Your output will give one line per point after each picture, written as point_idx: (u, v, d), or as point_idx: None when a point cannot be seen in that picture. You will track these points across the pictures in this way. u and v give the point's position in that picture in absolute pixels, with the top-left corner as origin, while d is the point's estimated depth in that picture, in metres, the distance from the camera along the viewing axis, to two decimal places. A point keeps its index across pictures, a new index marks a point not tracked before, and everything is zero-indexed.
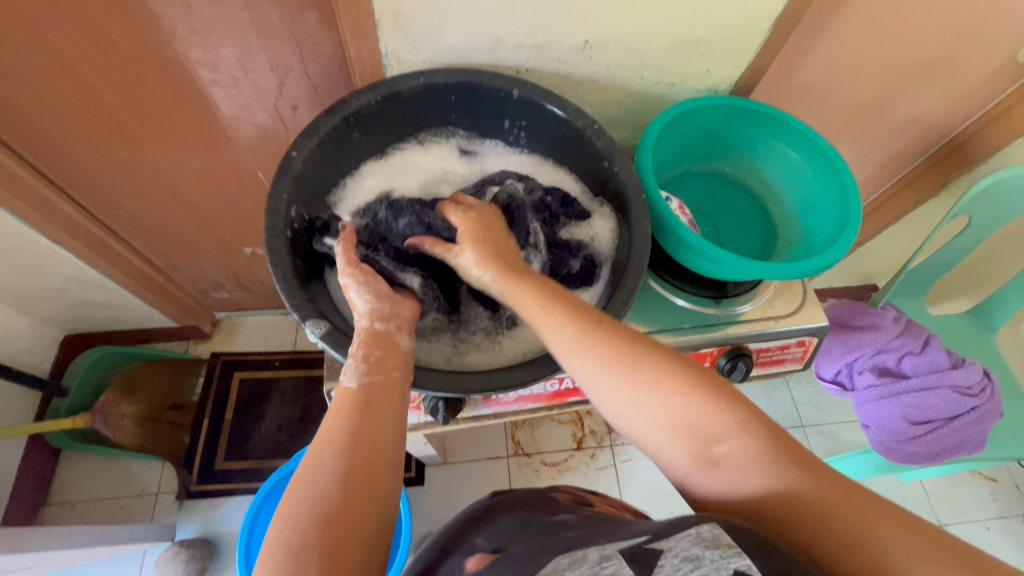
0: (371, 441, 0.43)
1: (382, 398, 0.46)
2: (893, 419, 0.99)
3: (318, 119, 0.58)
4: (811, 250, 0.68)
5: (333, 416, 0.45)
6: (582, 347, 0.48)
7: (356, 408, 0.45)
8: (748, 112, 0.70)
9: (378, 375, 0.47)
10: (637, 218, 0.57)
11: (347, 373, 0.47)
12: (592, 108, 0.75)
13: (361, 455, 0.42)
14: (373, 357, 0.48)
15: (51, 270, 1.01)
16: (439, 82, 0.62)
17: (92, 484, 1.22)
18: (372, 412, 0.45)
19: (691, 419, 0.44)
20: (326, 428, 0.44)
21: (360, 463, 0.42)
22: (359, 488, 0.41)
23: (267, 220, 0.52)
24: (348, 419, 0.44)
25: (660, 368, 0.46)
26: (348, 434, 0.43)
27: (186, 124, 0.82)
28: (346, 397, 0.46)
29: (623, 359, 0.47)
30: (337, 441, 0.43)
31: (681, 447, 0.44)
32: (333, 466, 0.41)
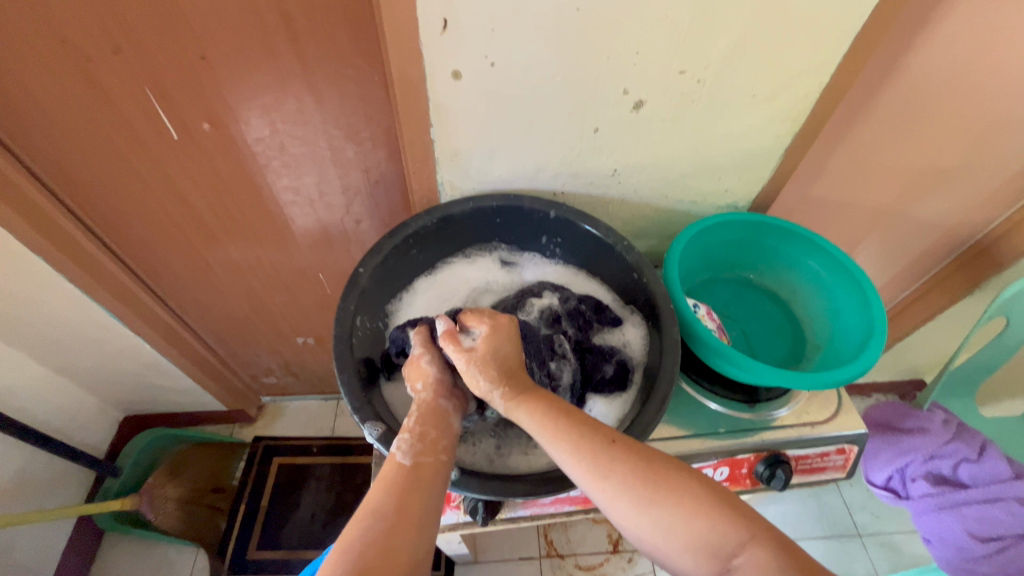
0: (410, 515, 0.48)
1: (426, 476, 0.51)
2: (956, 534, 0.93)
3: (382, 239, 0.68)
4: (839, 357, 0.70)
5: (379, 487, 0.50)
6: (601, 476, 0.51)
7: (401, 483, 0.50)
8: (768, 227, 0.77)
9: (428, 455, 0.53)
10: (666, 326, 0.62)
11: (400, 448, 0.53)
12: (622, 222, 0.83)
13: (400, 525, 0.46)
14: (424, 435, 0.55)
15: (128, 357, 1.12)
16: (486, 206, 0.72)
17: (128, 569, 1.23)
18: (419, 486, 0.50)
19: (709, 537, 0.48)
20: (372, 500, 0.49)
21: (399, 536, 0.46)
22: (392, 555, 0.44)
23: (337, 329, 0.59)
24: (394, 495, 0.49)
25: (678, 492, 0.50)
26: (391, 506, 0.48)
27: (264, 234, 0.94)
28: (394, 471, 0.51)
29: (639, 485, 0.50)
30: (380, 510, 0.47)
31: (702, 562, 0.48)
32: (374, 533, 0.45)
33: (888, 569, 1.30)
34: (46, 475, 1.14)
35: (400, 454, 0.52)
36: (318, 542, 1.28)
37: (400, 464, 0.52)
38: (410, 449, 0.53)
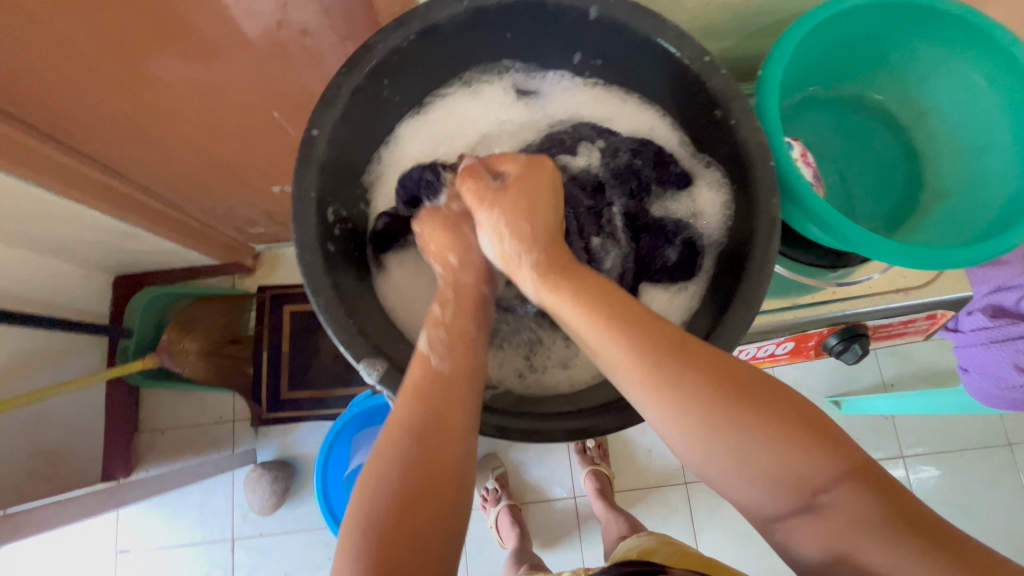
0: (449, 422, 0.42)
1: (462, 378, 0.44)
2: (1000, 366, 0.87)
3: (336, 77, 0.44)
4: (972, 212, 0.53)
5: (405, 392, 0.43)
6: (654, 386, 0.40)
7: (433, 387, 0.43)
8: (925, 12, 0.50)
9: (461, 355, 0.46)
10: (763, 196, 0.43)
11: (431, 349, 0.45)
12: (687, 16, 0.56)
13: (439, 441, 0.41)
14: (453, 330, 0.47)
15: (82, 226, 0.95)
16: (487, 5, 0.46)
17: (173, 414, 1.30)
18: (451, 399, 0.43)
19: (797, 470, 0.37)
20: (404, 408, 0.42)
21: (439, 448, 0.41)
22: (433, 470, 0.40)
23: (297, 231, 0.42)
24: (426, 404, 0.42)
25: (760, 428, 0.38)
26: (426, 419, 0.42)
27: (179, 64, 0.67)
28: (421, 373, 0.44)
29: (706, 415, 0.39)
30: (414, 425, 0.42)
31: (777, 497, 0.38)
32: (412, 452, 0.41)
33: (893, 375, 1.30)
34: (53, 348, 1.10)
35: (428, 354, 0.45)
36: (346, 382, 1.31)
37: (429, 365, 0.44)
38: (438, 347, 0.45)
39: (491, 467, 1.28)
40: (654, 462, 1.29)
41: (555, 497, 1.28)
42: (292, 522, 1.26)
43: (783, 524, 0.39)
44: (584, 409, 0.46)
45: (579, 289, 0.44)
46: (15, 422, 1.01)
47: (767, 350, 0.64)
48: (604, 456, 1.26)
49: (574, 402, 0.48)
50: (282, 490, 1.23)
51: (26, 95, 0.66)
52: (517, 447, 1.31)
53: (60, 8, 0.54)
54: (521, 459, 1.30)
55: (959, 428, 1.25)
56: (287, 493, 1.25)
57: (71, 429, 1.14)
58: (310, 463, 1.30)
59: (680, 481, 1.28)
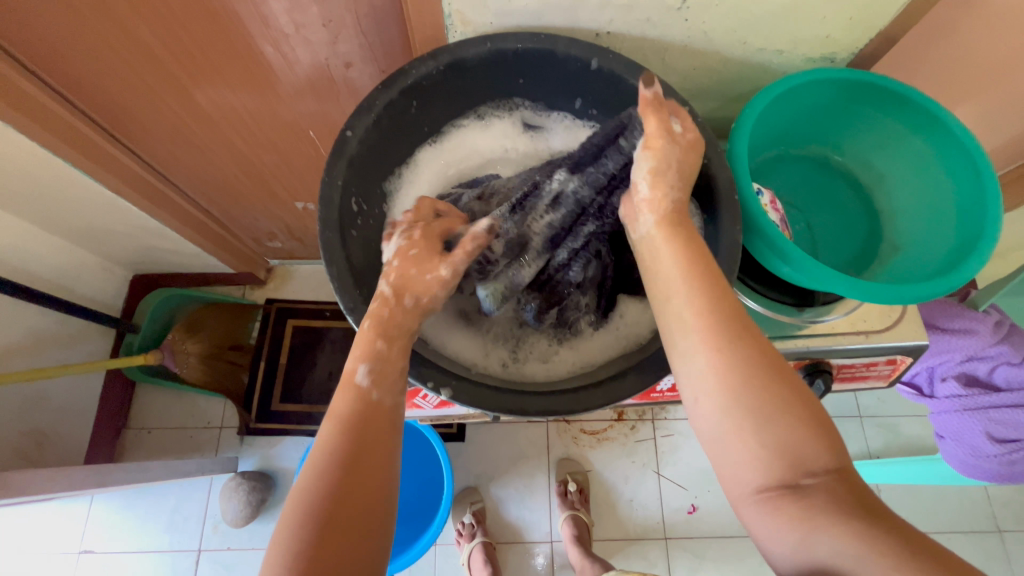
0: (363, 461, 0.43)
1: (383, 416, 0.45)
2: (972, 434, 0.89)
3: (374, 92, 0.53)
4: (921, 266, 0.59)
5: (332, 423, 0.45)
6: (712, 349, 0.44)
7: (359, 417, 0.45)
8: (872, 91, 0.59)
9: (390, 391, 0.46)
10: (727, 223, 0.50)
11: (355, 375, 0.46)
12: (679, 76, 0.65)
13: (358, 479, 0.42)
14: (383, 361, 0.47)
15: (117, 218, 1.02)
16: (507, 49, 0.55)
17: (163, 413, 1.31)
18: (372, 431, 0.45)
19: (793, 449, 0.40)
20: (327, 446, 0.43)
21: (357, 496, 0.42)
22: (345, 513, 0.41)
23: (322, 211, 0.50)
24: (349, 442, 0.44)
25: (782, 405, 0.42)
26: (345, 458, 0.43)
27: (236, 80, 0.76)
28: (348, 405, 0.45)
29: (742, 380, 0.42)
30: (334, 464, 0.43)
31: (763, 467, 0.41)
32: (328, 497, 0.41)
33: (881, 448, 1.30)
34: (63, 332, 1.14)
35: (359, 389, 0.46)
36: None
37: (356, 397, 0.45)
38: (373, 376, 0.46)
39: (469, 501, 1.26)
40: (635, 513, 1.27)
41: (532, 540, 1.26)
42: (262, 537, 1.24)
43: (759, 496, 0.40)
44: (556, 393, 0.51)
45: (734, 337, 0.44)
46: (14, 398, 1.04)
47: None
48: (584, 501, 1.23)
49: (547, 387, 0.53)
50: (257, 502, 1.21)
51: (97, 90, 0.75)
52: (499, 483, 1.30)
53: (150, 21, 0.65)
54: (501, 497, 1.29)
55: (946, 509, 1.23)
56: (261, 505, 1.23)
57: (64, 413, 1.16)
58: (289, 479, 1.29)
59: (659, 536, 1.25)
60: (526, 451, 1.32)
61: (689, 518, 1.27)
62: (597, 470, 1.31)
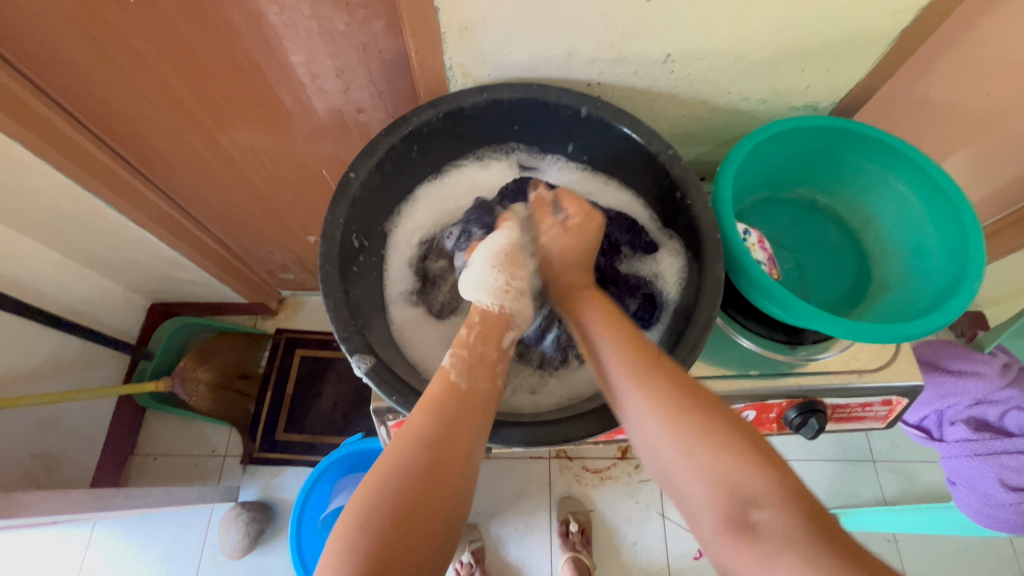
0: (455, 439, 0.46)
1: (479, 400, 0.49)
2: (986, 481, 0.84)
3: (377, 137, 0.57)
4: (911, 306, 0.60)
5: (425, 402, 0.48)
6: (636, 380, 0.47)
7: (453, 403, 0.48)
8: (853, 137, 0.62)
9: (483, 378, 0.51)
10: (710, 262, 0.52)
11: (454, 365, 0.51)
12: (668, 123, 0.69)
13: (446, 454, 0.45)
14: (481, 355, 0.53)
15: (139, 249, 1.08)
16: (502, 98, 0.59)
17: (170, 441, 1.33)
18: (464, 414, 0.48)
19: (731, 476, 0.41)
20: (420, 421, 0.46)
21: (446, 463, 0.44)
22: (427, 510, 0.42)
23: (323, 246, 0.53)
24: (441, 417, 0.47)
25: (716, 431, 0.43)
26: (435, 433, 0.45)
27: (256, 122, 0.82)
28: (441, 388, 0.49)
29: (670, 409, 0.45)
30: (427, 432, 0.45)
31: (712, 506, 0.41)
32: (421, 456, 0.44)
33: (896, 495, 1.25)
34: (80, 357, 1.18)
35: (451, 370, 0.51)
36: (341, 430, 1.34)
37: (449, 382, 0.50)
38: (461, 366, 0.52)
39: (469, 539, 1.24)
40: (639, 557, 1.24)
41: None
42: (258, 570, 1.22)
43: (717, 538, 0.40)
44: (542, 423, 0.53)
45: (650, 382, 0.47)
46: (28, 420, 1.07)
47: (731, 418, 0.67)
48: (586, 542, 1.20)
49: (536, 418, 0.54)
50: (256, 533, 1.21)
51: (130, 130, 0.82)
52: (499, 521, 1.27)
53: (180, 71, 0.71)
54: (501, 535, 1.26)
55: (969, 562, 1.17)
56: (260, 537, 1.22)
57: (74, 438, 1.18)
58: (289, 510, 1.28)
59: None
60: (528, 488, 1.30)
61: (695, 564, 1.22)
62: (600, 510, 1.28)
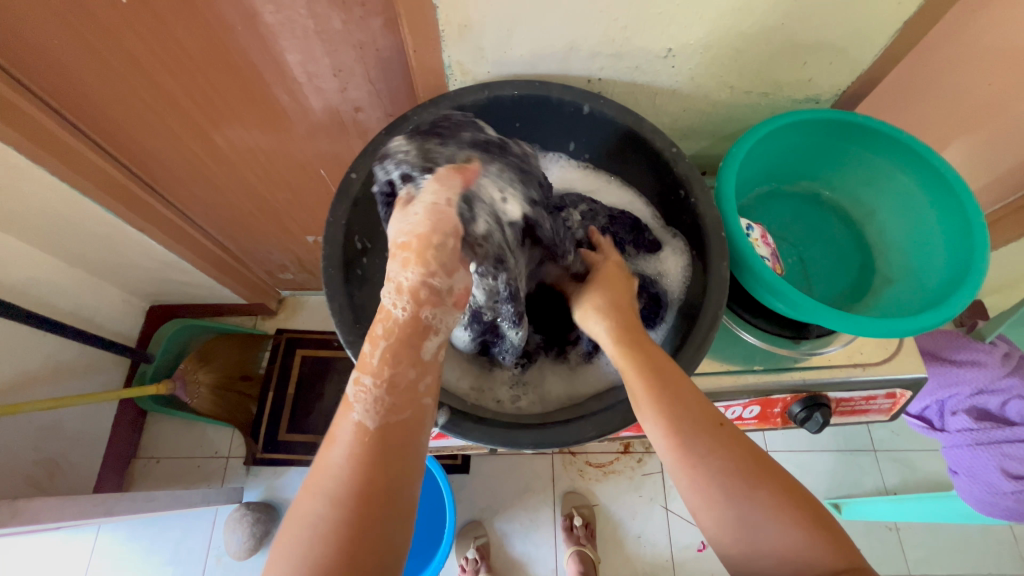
0: (373, 479, 0.41)
1: (397, 431, 0.43)
2: (988, 470, 0.85)
3: (377, 138, 0.56)
4: (916, 298, 0.60)
5: (337, 451, 0.42)
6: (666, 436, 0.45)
7: (363, 444, 0.42)
8: (855, 129, 0.61)
9: (399, 411, 0.43)
10: (716, 259, 0.52)
11: (360, 400, 0.43)
12: (670, 118, 0.68)
13: (364, 499, 0.40)
14: (395, 380, 0.44)
15: (136, 252, 1.07)
16: (503, 96, 0.58)
17: (172, 443, 1.33)
18: (383, 456, 0.42)
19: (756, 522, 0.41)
20: (332, 467, 0.41)
21: (365, 510, 0.39)
22: (345, 567, 0.38)
23: (325, 248, 0.52)
24: (358, 468, 0.41)
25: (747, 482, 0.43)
26: (350, 480, 0.40)
27: (252, 122, 0.81)
28: (351, 432, 0.42)
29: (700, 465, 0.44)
30: (340, 489, 0.40)
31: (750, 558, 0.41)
32: (335, 516, 0.39)
33: (897, 484, 1.26)
34: (80, 361, 1.17)
35: (359, 409, 0.43)
36: None
37: (358, 423, 0.42)
38: (371, 404, 0.43)
39: (474, 535, 1.24)
40: (643, 550, 1.24)
41: None
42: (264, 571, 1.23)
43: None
44: (549, 424, 0.53)
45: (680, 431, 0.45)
46: (29, 426, 1.07)
47: (736, 413, 0.67)
48: (590, 536, 1.21)
49: (543, 419, 0.54)
50: (260, 534, 1.21)
51: (124, 132, 0.81)
52: (503, 517, 1.28)
53: (174, 71, 0.70)
54: (506, 531, 1.26)
55: (970, 549, 1.19)
56: (264, 537, 1.22)
57: (76, 442, 1.18)
58: (294, 510, 1.28)
59: (668, 574, 1.22)
60: (532, 483, 1.30)
61: (699, 555, 1.23)
62: (603, 504, 1.28)
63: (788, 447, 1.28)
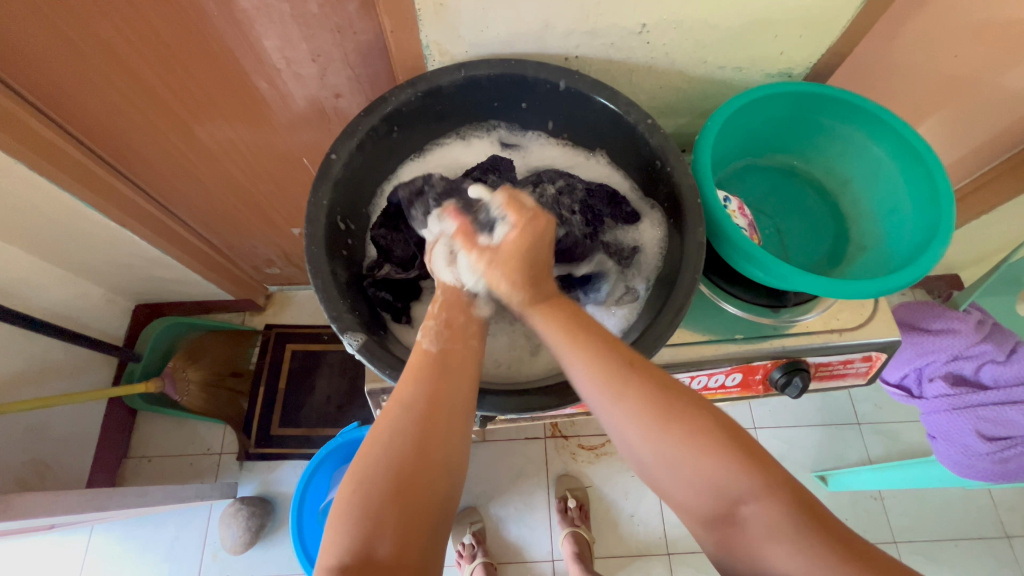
0: (439, 396, 0.47)
1: (453, 360, 0.50)
2: (963, 433, 0.88)
3: (357, 118, 0.57)
4: (888, 262, 0.62)
5: (408, 372, 0.48)
6: (614, 397, 0.46)
7: (429, 368, 0.49)
8: (827, 101, 0.63)
9: (454, 342, 0.51)
10: (691, 226, 0.53)
11: (425, 336, 0.51)
12: (647, 95, 0.69)
13: (435, 412, 0.46)
14: (450, 322, 0.53)
15: (119, 248, 1.06)
16: (481, 75, 0.59)
17: (163, 442, 1.32)
18: (449, 375, 0.49)
19: (718, 479, 0.43)
20: (401, 390, 0.47)
21: (435, 426, 0.45)
22: (429, 461, 0.43)
23: (308, 228, 0.53)
24: (423, 381, 0.47)
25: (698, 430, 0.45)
26: (421, 396, 0.46)
27: (232, 111, 0.81)
28: (420, 354, 0.50)
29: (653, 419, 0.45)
30: (416, 398, 0.46)
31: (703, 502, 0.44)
32: (407, 425, 0.45)
33: (881, 455, 1.29)
34: (65, 362, 1.16)
35: (426, 342, 0.51)
36: (336, 422, 1.34)
37: (423, 350, 0.50)
38: (434, 338, 0.51)
39: (469, 521, 1.25)
40: (637, 529, 1.26)
41: (534, 559, 1.24)
42: (261, 565, 1.23)
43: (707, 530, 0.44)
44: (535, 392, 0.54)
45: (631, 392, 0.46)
46: (16, 427, 1.06)
47: (719, 382, 0.68)
48: (585, 517, 1.22)
49: (529, 388, 0.55)
50: (257, 527, 1.21)
51: (102, 124, 0.80)
52: (498, 502, 1.29)
53: (151, 61, 0.70)
54: (501, 516, 1.28)
55: (951, 514, 1.22)
56: (261, 531, 1.23)
57: (65, 443, 1.17)
58: (289, 503, 1.29)
59: (662, 551, 1.24)
60: (525, 468, 1.32)
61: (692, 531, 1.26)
62: (596, 485, 1.30)
63: (776, 423, 1.31)
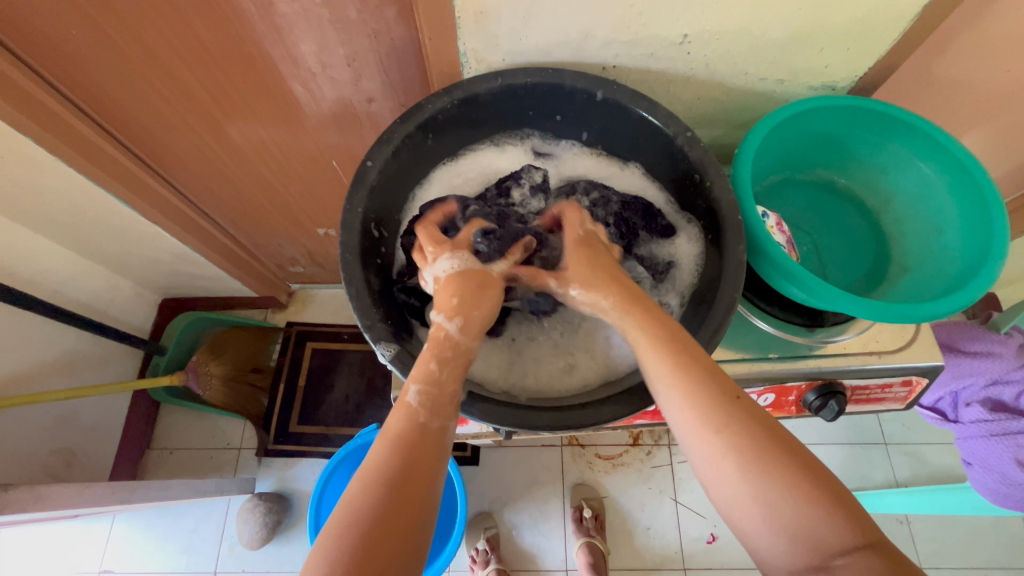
0: (413, 473, 0.43)
1: (436, 435, 0.46)
2: (1001, 460, 0.84)
3: (393, 125, 0.57)
4: (933, 283, 0.60)
5: (384, 440, 0.45)
6: (708, 429, 0.43)
7: (410, 440, 0.45)
8: (873, 116, 0.61)
9: (443, 405, 0.47)
10: (731, 243, 0.52)
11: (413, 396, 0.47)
12: (684, 105, 0.68)
13: (406, 491, 0.43)
14: (441, 385, 0.48)
15: (149, 244, 1.08)
16: (518, 83, 0.58)
17: (184, 434, 1.34)
18: (422, 451, 0.45)
19: (806, 521, 0.39)
20: (376, 459, 0.44)
21: (404, 507, 0.42)
22: (390, 547, 0.40)
23: (343, 235, 0.53)
24: (398, 455, 0.44)
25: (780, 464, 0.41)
26: (393, 471, 0.43)
27: (265, 113, 0.82)
28: (403, 425, 0.46)
29: (745, 453, 0.42)
30: (385, 477, 0.43)
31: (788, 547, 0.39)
32: (378, 503, 0.42)
33: (908, 477, 1.25)
34: (94, 353, 1.19)
35: (416, 408, 0.46)
36: (354, 421, 1.35)
37: (411, 419, 0.46)
38: (427, 403, 0.46)
39: (484, 526, 1.25)
40: (652, 542, 1.24)
41: (547, 567, 1.23)
42: (276, 560, 1.24)
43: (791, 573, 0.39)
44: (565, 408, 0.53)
45: (715, 413, 0.44)
46: (46, 416, 1.08)
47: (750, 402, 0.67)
48: (600, 528, 1.21)
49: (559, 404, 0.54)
50: (273, 523, 1.22)
51: (139, 123, 0.81)
52: (513, 508, 1.28)
53: (190, 63, 0.71)
54: (515, 523, 1.27)
55: (982, 542, 1.18)
56: (277, 527, 1.24)
57: (92, 433, 1.19)
58: (305, 500, 1.30)
59: (678, 566, 1.22)
60: (541, 475, 1.31)
61: (710, 547, 1.23)
62: (612, 496, 1.29)
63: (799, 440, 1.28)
